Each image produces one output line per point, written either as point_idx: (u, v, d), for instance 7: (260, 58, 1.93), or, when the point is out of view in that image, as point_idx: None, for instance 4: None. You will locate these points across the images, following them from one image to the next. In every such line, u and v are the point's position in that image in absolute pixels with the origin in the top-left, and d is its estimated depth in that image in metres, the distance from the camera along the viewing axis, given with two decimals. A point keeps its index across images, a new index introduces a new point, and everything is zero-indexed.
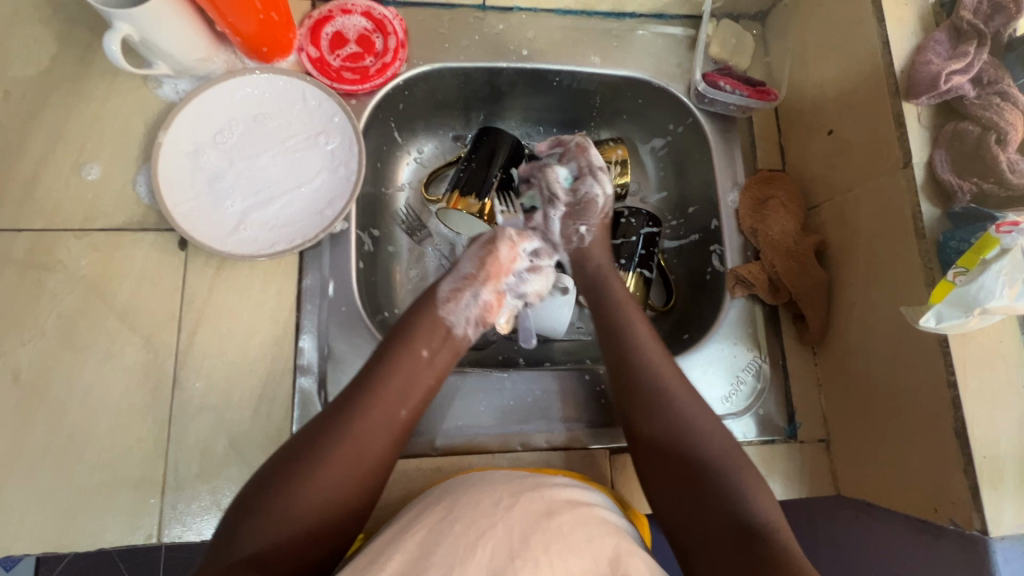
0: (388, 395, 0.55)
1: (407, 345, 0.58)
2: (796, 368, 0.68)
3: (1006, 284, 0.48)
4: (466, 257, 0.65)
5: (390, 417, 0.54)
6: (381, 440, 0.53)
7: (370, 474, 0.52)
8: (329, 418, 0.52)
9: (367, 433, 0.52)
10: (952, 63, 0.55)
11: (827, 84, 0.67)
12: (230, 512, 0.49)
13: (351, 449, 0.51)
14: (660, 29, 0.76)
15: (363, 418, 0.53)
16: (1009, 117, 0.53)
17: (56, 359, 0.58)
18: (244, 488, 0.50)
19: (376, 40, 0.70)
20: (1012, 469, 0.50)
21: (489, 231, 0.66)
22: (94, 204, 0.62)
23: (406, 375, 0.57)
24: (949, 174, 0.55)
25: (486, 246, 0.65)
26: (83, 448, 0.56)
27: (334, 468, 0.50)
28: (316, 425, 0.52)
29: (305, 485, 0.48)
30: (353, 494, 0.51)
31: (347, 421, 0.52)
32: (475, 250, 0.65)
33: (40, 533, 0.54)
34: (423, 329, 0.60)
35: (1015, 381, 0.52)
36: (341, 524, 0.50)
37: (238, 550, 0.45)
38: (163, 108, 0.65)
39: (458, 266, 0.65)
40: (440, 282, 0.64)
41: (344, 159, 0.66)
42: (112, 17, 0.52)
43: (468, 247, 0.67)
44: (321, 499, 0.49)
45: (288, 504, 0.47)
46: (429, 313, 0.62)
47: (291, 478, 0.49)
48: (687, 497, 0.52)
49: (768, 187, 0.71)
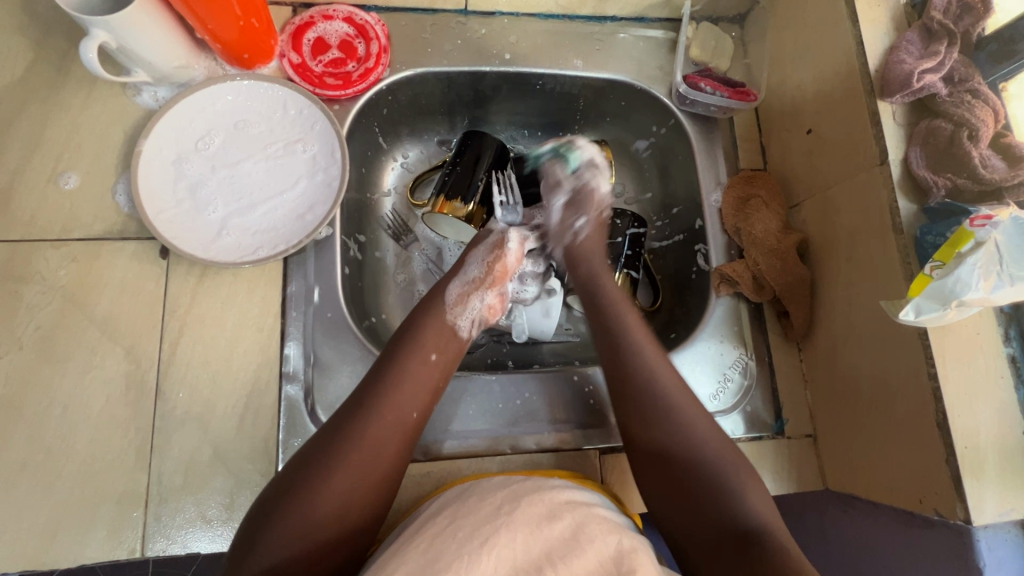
0: (399, 398, 0.54)
1: (415, 347, 0.58)
2: (781, 364, 0.69)
3: (982, 276, 0.49)
4: (473, 260, 0.68)
5: (400, 420, 0.54)
6: (394, 442, 0.53)
7: (385, 479, 0.52)
8: (340, 424, 0.52)
9: (382, 437, 0.52)
10: (924, 61, 0.56)
11: (804, 84, 0.68)
12: (244, 522, 0.48)
13: (367, 454, 0.50)
14: (641, 32, 0.77)
15: (375, 423, 0.52)
16: (979, 114, 0.54)
17: (34, 372, 0.57)
18: (254, 502, 0.50)
19: (358, 45, 0.70)
20: (992, 458, 0.51)
21: (493, 235, 0.69)
22: (72, 214, 0.61)
23: (417, 377, 0.56)
24: (924, 169, 0.55)
25: (492, 250, 0.68)
26: (64, 462, 0.55)
27: (348, 474, 0.49)
28: (324, 434, 0.51)
29: (321, 491, 0.48)
30: (364, 501, 0.50)
31: (358, 427, 0.51)
32: (482, 253, 0.68)
33: (20, 551, 0.53)
34: (430, 330, 0.60)
35: (993, 372, 0.53)
36: (356, 530, 0.50)
37: (256, 561, 0.45)
38: (142, 116, 0.65)
39: (464, 269, 0.67)
40: (447, 283, 0.65)
41: (326, 164, 0.66)
42: (89, 24, 0.51)
43: (469, 249, 0.69)
44: (338, 505, 0.48)
45: (302, 511, 0.47)
46: (437, 313, 0.62)
47: (307, 483, 0.48)
48: (687, 502, 0.52)
49: (751, 186, 0.72)
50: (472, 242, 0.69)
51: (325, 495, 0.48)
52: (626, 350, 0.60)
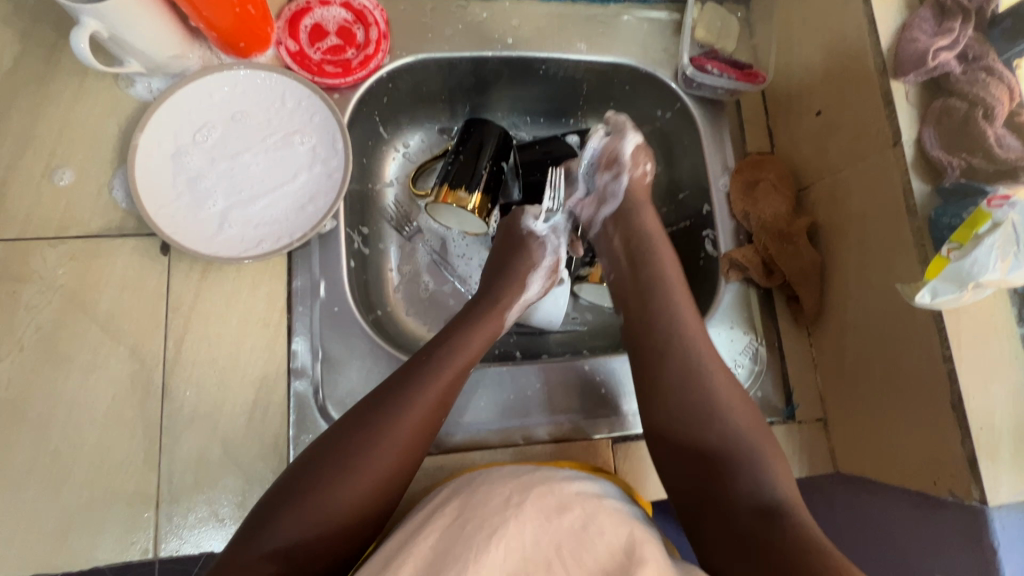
0: (436, 397, 0.54)
1: (463, 356, 0.57)
2: (791, 348, 0.69)
3: (999, 257, 0.49)
4: (534, 283, 0.68)
5: (433, 420, 0.53)
6: (422, 442, 0.52)
7: (406, 479, 0.51)
8: (371, 415, 0.51)
9: (414, 438, 0.51)
10: (939, 39, 0.55)
11: (813, 65, 0.67)
12: (259, 502, 0.48)
13: (397, 453, 0.50)
14: (645, 14, 0.75)
15: (409, 420, 0.51)
16: (994, 92, 0.54)
17: (37, 374, 0.56)
18: (273, 483, 0.49)
19: (357, 31, 0.68)
20: (1008, 439, 0.51)
21: (550, 257, 0.70)
22: (68, 211, 0.59)
23: (456, 380, 0.56)
24: (939, 150, 0.54)
25: (550, 275, 0.70)
26: (71, 464, 0.54)
27: (378, 468, 0.49)
28: (350, 424, 0.51)
29: (346, 483, 0.47)
30: (384, 497, 0.49)
31: (391, 421, 0.51)
32: (542, 277, 0.69)
33: (30, 554, 0.52)
34: (475, 336, 0.60)
35: (1010, 353, 0.52)
36: (370, 525, 0.49)
37: (266, 544, 0.44)
38: (136, 108, 0.63)
39: (527, 292, 0.68)
40: (510, 308, 0.66)
41: (327, 155, 0.64)
42: (79, 12, 0.49)
43: (529, 266, 0.68)
44: (360, 499, 0.48)
45: (323, 501, 0.46)
46: (483, 323, 0.62)
47: (331, 473, 0.47)
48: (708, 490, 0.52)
49: (759, 170, 0.71)
50: (532, 263, 0.68)
51: (348, 486, 0.47)
52: (652, 343, 0.60)
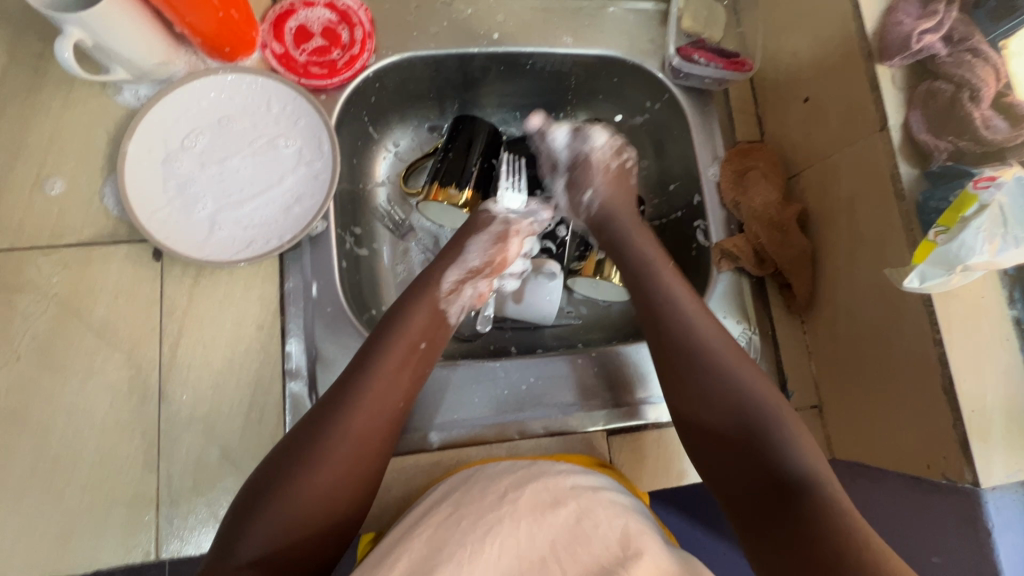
0: (384, 386, 0.54)
1: (404, 334, 0.57)
2: (785, 337, 0.69)
3: (986, 239, 0.49)
4: (473, 247, 0.67)
5: (387, 406, 0.53)
6: (380, 431, 0.52)
7: (370, 468, 0.51)
8: (328, 407, 0.51)
9: (369, 422, 0.52)
10: (924, 21, 0.54)
11: (799, 52, 0.67)
12: (232, 508, 0.48)
13: (354, 443, 0.50)
14: (631, 5, 0.75)
15: (360, 411, 0.51)
16: (980, 74, 0.53)
17: (34, 382, 0.56)
18: (241, 489, 0.49)
19: (341, 32, 0.68)
20: (1000, 420, 0.51)
21: (497, 224, 0.68)
22: (60, 220, 0.60)
23: (406, 363, 0.56)
24: (926, 133, 0.54)
25: (496, 240, 0.67)
26: (71, 469, 0.55)
27: (336, 462, 0.49)
28: (309, 424, 0.51)
29: (309, 483, 0.47)
30: (348, 492, 0.49)
31: (345, 414, 0.51)
32: (484, 242, 0.67)
33: (35, 558, 0.53)
34: (416, 319, 0.59)
35: (1000, 336, 0.52)
36: (341, 522, 0.49)
37: (242, 551, 0.45)
38: (125, 115, 0.63)
39: (463, 255, 0.66)
40: (444, 270, 0.65)
41: (312, 157, 0.65)
42: (62, 22, 0.50)
43: (469, 231, 0.68)
44: (325, 496, 0.48)
45: (291, 503, 0.46)
46: (425, 299, 0.61)
47: (294, 473, 0.47)
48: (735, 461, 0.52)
49: (748, 159, 0.71)
50: (474, 227, 0.68)
51: (311, 483, 0.47)
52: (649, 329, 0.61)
